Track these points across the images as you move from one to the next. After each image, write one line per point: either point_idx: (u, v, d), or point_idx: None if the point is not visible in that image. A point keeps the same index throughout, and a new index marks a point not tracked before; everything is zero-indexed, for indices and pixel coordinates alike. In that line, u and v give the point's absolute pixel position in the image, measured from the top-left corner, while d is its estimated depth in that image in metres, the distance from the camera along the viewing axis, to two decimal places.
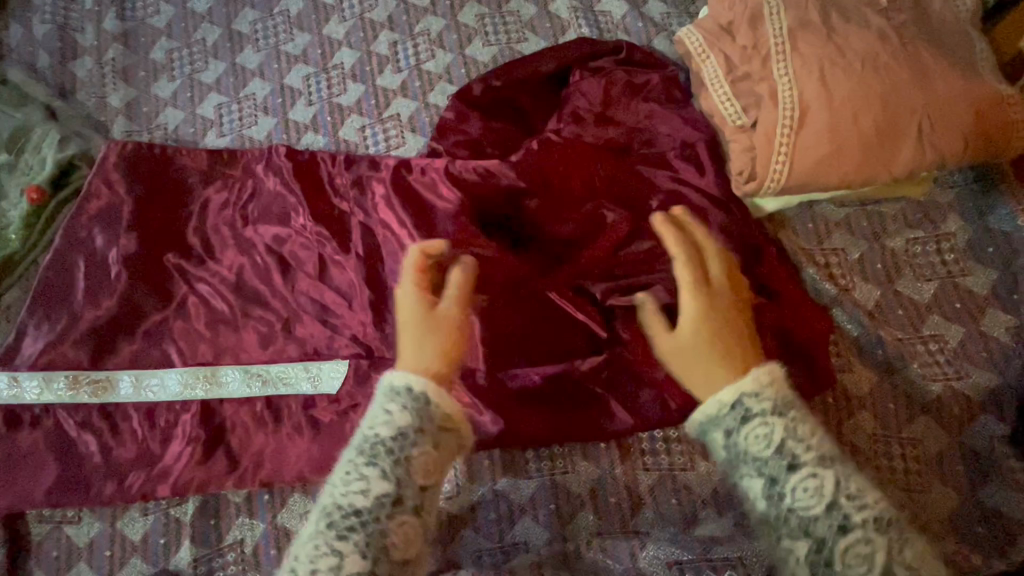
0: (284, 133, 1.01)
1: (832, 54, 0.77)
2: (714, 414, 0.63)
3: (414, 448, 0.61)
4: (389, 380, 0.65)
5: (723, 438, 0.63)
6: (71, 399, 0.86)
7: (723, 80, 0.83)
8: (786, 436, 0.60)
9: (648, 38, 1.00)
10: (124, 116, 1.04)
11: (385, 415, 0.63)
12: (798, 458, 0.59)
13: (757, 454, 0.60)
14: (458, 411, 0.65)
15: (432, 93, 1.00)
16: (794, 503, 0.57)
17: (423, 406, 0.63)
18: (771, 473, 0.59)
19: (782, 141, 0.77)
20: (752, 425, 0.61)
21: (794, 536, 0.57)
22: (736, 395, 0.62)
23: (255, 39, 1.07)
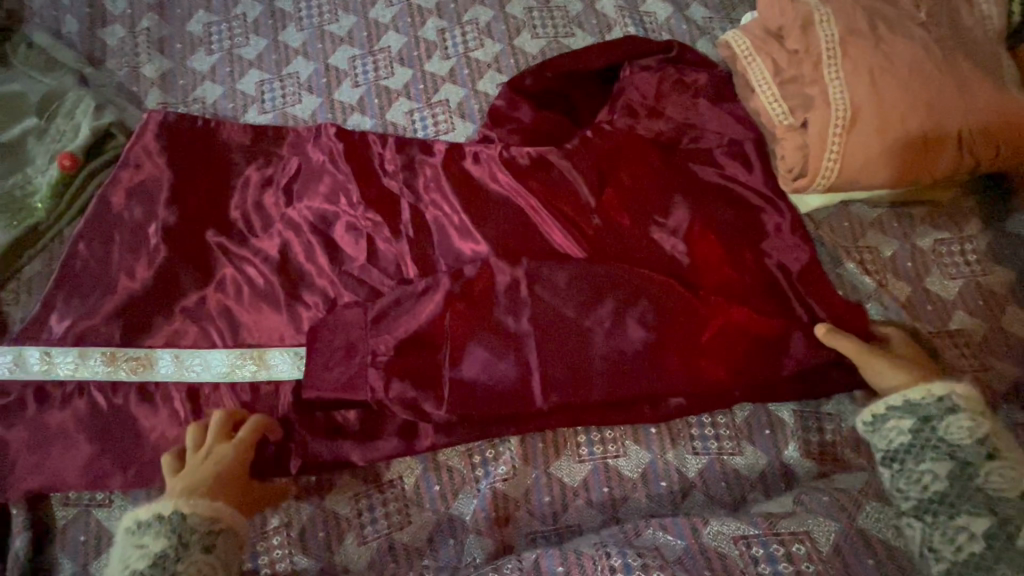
0: (330, 113, 1.00)
1: (880, 62, 0.82)
2: (915, 402, 0.71)
3: (177, 563, 0.64)
4: (135, 520, 0.68)
5: (908, 424, 0.71)
6: (108, 376, 0.82)
7: (771, 82, 0.88)
8: (988, 432, 0.68)
9: (692, 39, 1.03)
10: (159, 87, 1.01)
11: (139, 548, 0.65)
12: (996, 450, 0.67)
13: (955, 440, 0.68)
14: (224, 509, 0.69)
15: (480, 81, 1.01)
16: (985, 483, 0.66)
17: (180, 523, 0.66)
18: (965, 458, 0.68)
19: (834, 140, 0.82)
20: (956, 417, 0.69)
21: (976, 512, 0.65)
22: (948, 390, 0.71)
23: (299, 17, 1.06)
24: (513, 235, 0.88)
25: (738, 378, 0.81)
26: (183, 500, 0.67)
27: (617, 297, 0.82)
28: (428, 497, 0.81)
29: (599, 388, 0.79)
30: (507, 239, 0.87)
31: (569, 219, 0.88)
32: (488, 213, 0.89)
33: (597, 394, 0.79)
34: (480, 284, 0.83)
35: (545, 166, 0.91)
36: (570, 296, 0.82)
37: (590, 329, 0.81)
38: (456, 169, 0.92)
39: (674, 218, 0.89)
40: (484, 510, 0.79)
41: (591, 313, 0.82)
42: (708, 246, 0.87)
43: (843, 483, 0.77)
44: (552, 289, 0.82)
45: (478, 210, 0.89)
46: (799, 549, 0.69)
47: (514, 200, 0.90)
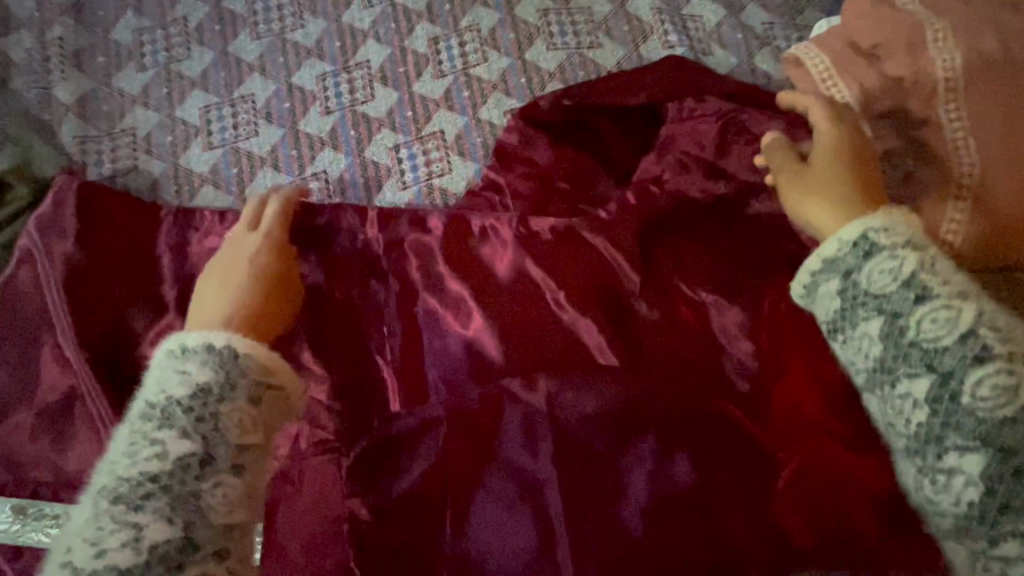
0: (293, 148, 0.79)
1: (1017, 98, 0.62)
2: (831, 258, 0.53)
3: (222, 404, 0.48)
4: (179, 341, 0.51)
5: (834, 286, 0.52)
6: (11, 538, 0.64)
7: (861, 118, 0.68)
8: (919, 268, 0.50)
9: (749, 52, 0.83)
10: (76, 115, 0.79)
11: (178, 376, 0.49)
12: (930, 290, 0.49)
13: (878, 291, 0.50)
14: (283, 364, 0.53)
15: (483, 106, 0.80)
16: (919, 336, 0.49)
17: (230, 361, 0.50)
18: (892, 310, 0.50)
19: (955, 205, 0.65)
20: (877, 261, 0.50)
21: (913, 372, 0.49)
22: (862, 230, 0.52)
23: (253, 22, 0.84)
24: (535, 338, 0.70)
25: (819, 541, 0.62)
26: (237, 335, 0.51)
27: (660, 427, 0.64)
28: None
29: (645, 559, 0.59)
30: (526, 346, 0.69)
31: (608, 317, 0.70)
32: (502, 296, 0.71)
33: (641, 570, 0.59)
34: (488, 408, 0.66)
35: (575, 239, 0.72)
36: (601, 427, 0.64)
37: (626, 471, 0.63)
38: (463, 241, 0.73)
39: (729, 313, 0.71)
40: None
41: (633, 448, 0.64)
42: (780, 358, 0.70)
43: None
44: (582, 416, 0.65)
45: (492, 300, 0.71)
46: None
47: (540, 292, 0.71)
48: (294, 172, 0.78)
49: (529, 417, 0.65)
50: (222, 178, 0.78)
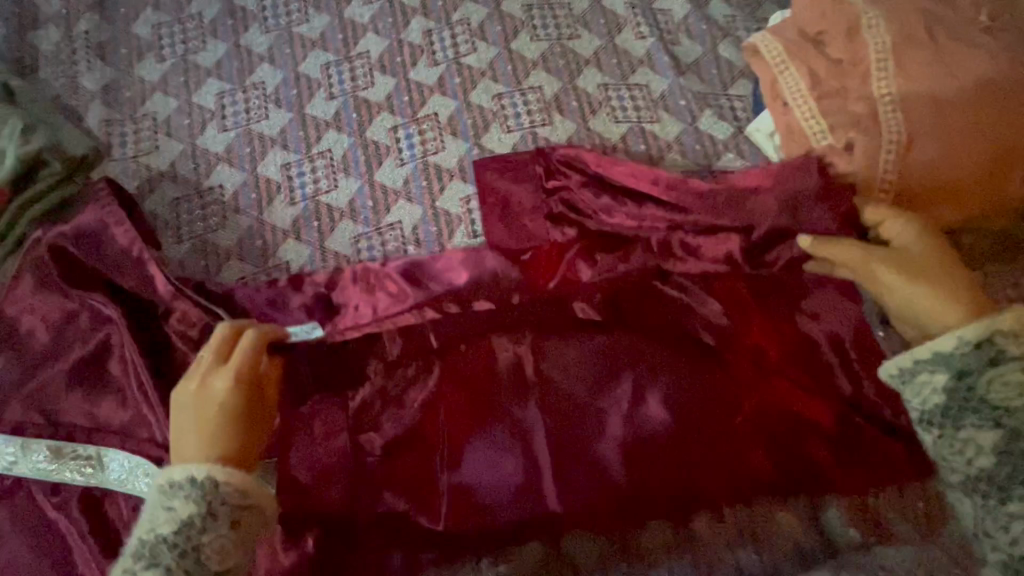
0: (301, 130, 0.87)
1: (940, 74, 0.71)
2: (944, 353, 0.61)
3: (204, 534, 0.55)
4: (167, 476, 0.58)
5: (942, 380, 0.61)
6: (49, 476, 0.72)
7: (806, 95, 0.77)
8: (998, 372, 0.58)
9: (712, 42, 0.92)
10: (101, 102, 0.87)
11: (165, 513, 0.56)
12: (1000, 357, 0.59)
13: (941, 387, 0.61)
14: (258, 483, 0.59)
15: (473, 92, 0.89)
16: (989, 395, 0.59)
17: (212, 492, 0.56)
18: (1013, 424, 0.58)
19: (886, 169, 0.72)
20: (1000, 370, 0.59)
21: (982, 425, 0.59)
22: (982, 332, 0.59)
23: (263, 17, 0.92)
24: (531, 316, 0.79)
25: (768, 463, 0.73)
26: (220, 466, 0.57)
27: (636, 375, 0.75)
28: None
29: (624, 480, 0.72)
30: (524, 319, 0.79)
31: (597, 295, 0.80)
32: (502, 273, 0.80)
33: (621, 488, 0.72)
34: (482, 359, 0.76)
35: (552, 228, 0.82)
36: (580, 375, 0.75)
37: (604, 410, 0.74)
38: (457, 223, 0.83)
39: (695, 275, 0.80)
40: None
41: (608, 393, 0.75)
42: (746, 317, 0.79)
43: None
44: (564, 371, 0.76)
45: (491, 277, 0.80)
46: None
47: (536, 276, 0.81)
48: (302, 151, 0.86)
49: (520, 369, 0.76)
50: (235, 157, 0.85)
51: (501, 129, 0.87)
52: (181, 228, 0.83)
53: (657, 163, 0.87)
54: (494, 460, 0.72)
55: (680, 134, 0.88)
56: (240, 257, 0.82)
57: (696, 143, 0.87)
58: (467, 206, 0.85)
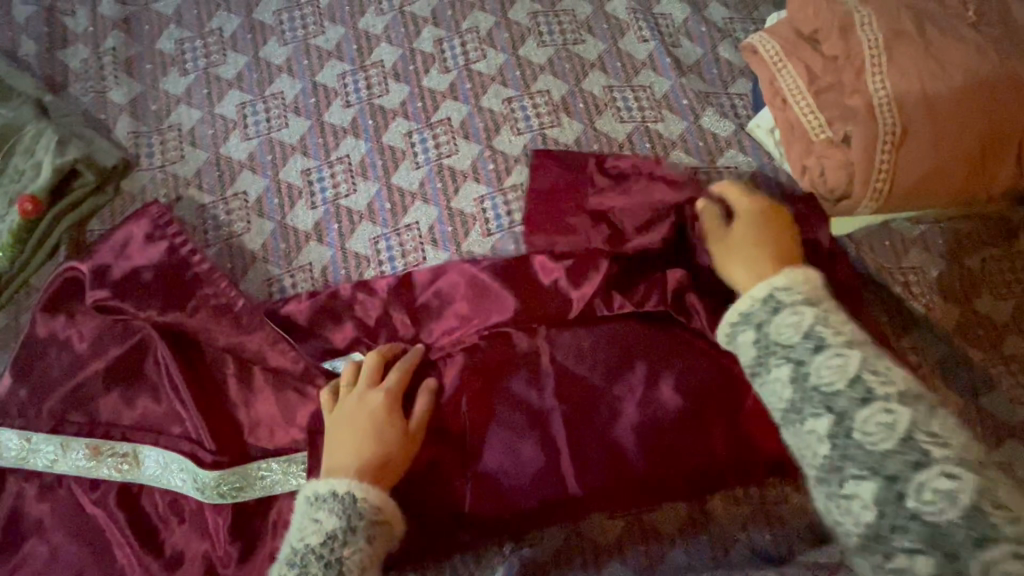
0: (320, 137, 0.91)
1: (930, 68, 0.75)
2: (745, 312, 0.58)
3: (346, 547, 0.59)
4: (313, 490, 0.63)
5: (785, 372, 0.53)
6: (89, 473, 0.75)
7: (806, 91, 0.81)
8: (835, 343, 0.52)
9: (712, 43, 0.96)
10: (128, 115, 0.91)
11: (313, 524, 0.60)
12: (826, 340, 0.52)
13: (784, 378, 0.53)
14: (389, 501, 0.64)
15: (484, 96, 0.92)
16: (819, 380, 0.51)
17: (351, 506, 0.61)
18: (839, 408, 0.49)
19: (882, 158, 0.75)
20: (825, 355, 0.52)
21: (817, 413, 0.50)
22: (767, 288, 0.58)
23: (280, 30, 0.96)
24: (542, 307, 0.80)
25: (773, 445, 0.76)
26: (357, 482, 0.63)
27: (646, 362, 0.77)
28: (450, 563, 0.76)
29: (641, 465, 0.74)
30: (539, 309, 0.80)
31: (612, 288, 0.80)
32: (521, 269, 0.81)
33: (639, 471, 0.74)
34: (500, 353, 0.79)
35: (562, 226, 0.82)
36: (596, 365, 0.78)
37: (620, 399, 0.76)
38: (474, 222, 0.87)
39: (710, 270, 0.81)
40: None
41: (621, 379, 0.77)
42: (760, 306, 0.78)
43: None
44: (580, 361, 0.78)
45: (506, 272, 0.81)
46: None
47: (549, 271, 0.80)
48: (321, 157, 0.90)
49: (535, 362, 0.78)
50: (258, 165, 0.89)
51: (511, 131, 0.90)
52: (208, 233, 0.86)
53: (662, 160, 0.90)
54: (514, 446, 0.75)
55: (684, 132, 0.91)
56: (265, 259, 0.85)
57: (700, 141, 0.91)
58: (481, 205, 0.87)
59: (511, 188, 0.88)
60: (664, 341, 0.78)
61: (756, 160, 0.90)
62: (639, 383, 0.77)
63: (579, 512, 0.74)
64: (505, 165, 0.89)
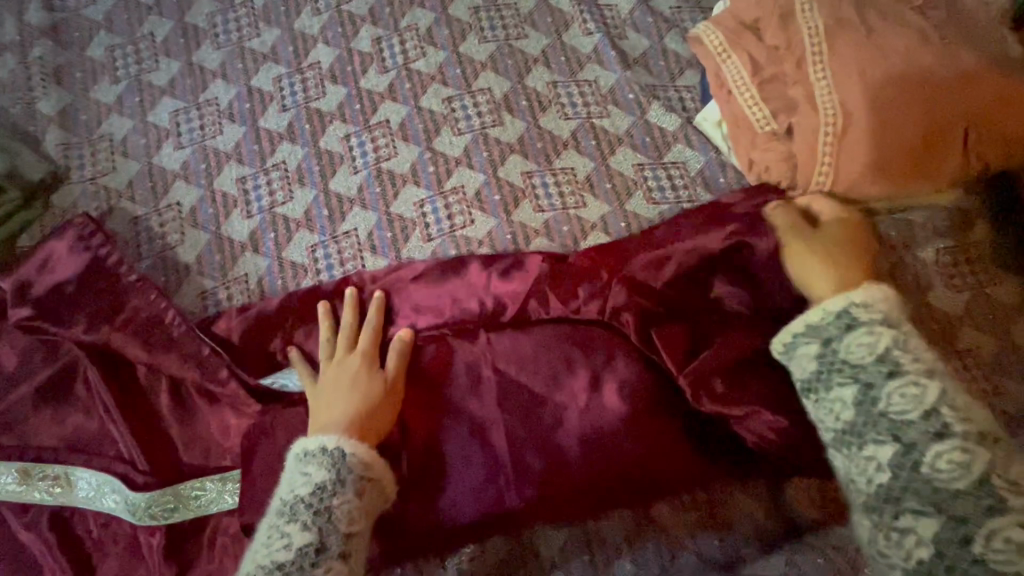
0: (255, 143, 0.88)
1: (874, 56, 0.72)
2: (815, 324, 0.59)
3: (336, 497, 0.57)
4: (303, 445, 0.62)
5: (815, 349, 0.59)
6: (18, 496, 0.73)
7: (750, 83, 0.78)
8: (893, 345, 0.54)
9: (659, 35, 0.93)
10: (58, 126, 0.88)
11: (302, 477, 0.59)
12: (902, 366, 0.53)
13: (857, 362, 0.56)
14: (379, 459, 0.62)
15: (424, 96, 0.90)
16: (889, 407, 0.52)
17: (341, 460, 0.60)
18: (868, 380, 0.54)
19: (825, 151, 0.73)
20: (856, 334, 0.56)
21: (881, 440, 0.52)
22: (845, 303, 0.58)
23: (214, 33, 0.93)
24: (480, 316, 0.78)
25: (717, 449, 0.74)
26: (345, 437, 0.61)
27: (589, 372, 0.74)
28: None
29: (580, 474, 0.71)
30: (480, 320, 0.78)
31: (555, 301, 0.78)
32: (459, 280, 0.80)
33: (578, 480, 0.71)
34: (440, 362, 0.75)
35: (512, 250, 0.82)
36: (535, 371, 0.74)
37: (562, 407, 0.73)
38: (413, 226, 0.84)
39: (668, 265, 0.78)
40: None
41: (563, 387, 0.74)
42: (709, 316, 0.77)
43: (840, 540, 0.68)
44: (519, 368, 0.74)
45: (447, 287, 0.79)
46: None
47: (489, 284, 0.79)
48: (256, 164, 0.87)
49: (477, 374, 0.75)
50: (191, 174, 0.87)
51: (452, 132, 0.88)
52: (140, 247, 0.84)
53: (608, 157, 0.87)
54: (454, 463, 0.72)
55: (630, 127, 0.89)
56: (199, 272, 0.83)
57: (646, 136, 0.88)
58: (421, 209, 0.85)
59: (452, 191, 0.86)
60: (610, 348, 0.75)
61: (704, 154, 0.87)
62: (581, 392, 0.73)
63: (519, 526, 0.72)
64: (445, 167, 0.86)
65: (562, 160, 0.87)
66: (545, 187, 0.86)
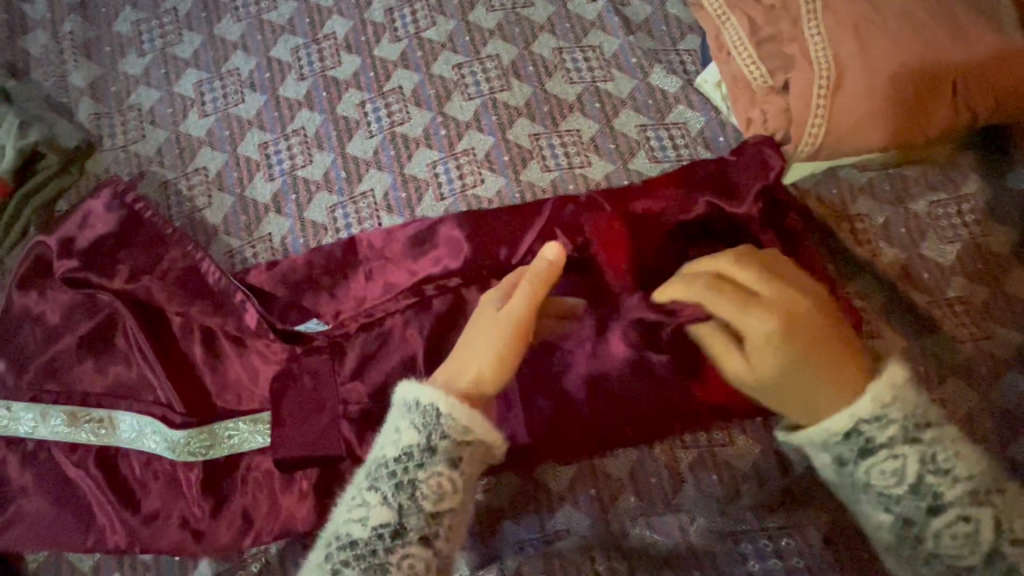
0: (275, 111, 0.92)
1: (866, 12, 0.75)
2: (831, 445, 0.59)
3: (419, 471, 0.56)
4: (404, 394, 0.59)
5: (832, 461, 0.59)
6: (67, 437, 0.79)
7: (747, 42, 0.82)
8: (921, 469, 0.55)
9: (660, 2, 0.97)
10: (90, 97, 0.93)
11: (394, 434, 0.58)
12: (941, 498, 0.55)
13: (886, 489, 0.56)
14: (481, 422, 0.57)
15: (435, 63, 0.94)
16: (940, 547, 0.55)
17: (433, 424, 0.57)
18: (905, 514, 0.56)
19: (819, 103, 0.76)
20: (876, 457, 0.57)
21: (934, 574, 0.55)
22: (852, 421, 0.57)
23: (234, 7, 0.98)
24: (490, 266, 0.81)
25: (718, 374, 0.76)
26: (444, 398, 0.57)
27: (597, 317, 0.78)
28: None
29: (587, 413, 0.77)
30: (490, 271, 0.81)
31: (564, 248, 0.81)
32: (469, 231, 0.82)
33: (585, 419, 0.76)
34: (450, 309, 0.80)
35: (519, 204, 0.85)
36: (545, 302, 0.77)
37: (571, 352, 0.78)
38: (427, 187, 0.89)
39: (667, 211, 0.81)
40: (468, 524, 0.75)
41: (571, 333, 0.78)
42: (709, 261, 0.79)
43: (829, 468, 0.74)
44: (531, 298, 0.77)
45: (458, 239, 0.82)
46: (789, 544, 0.64)
47: (499, 234, 0.82)
48: (278, 131, 0.92)
49: None
50: (216, 140, 0.92)
51: (462, 97, 0.92)
52: (171, 209, 0.89)
53: (612, 120, 0.91)
54: None
55: (633, 90, 0.92)
56: (226, 232, 0.88)
57: (648, 98, 0.92)
58: (434, 170, 0.89)
59: (463, 153, 0.90)
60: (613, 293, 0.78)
61: (704, 114, 0.91)
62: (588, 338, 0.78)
63: (531, 462, 0.77)
64: (457, 131, 0.91)
65: (568, 122, 0.91)
66: (552, 148, 0.90)
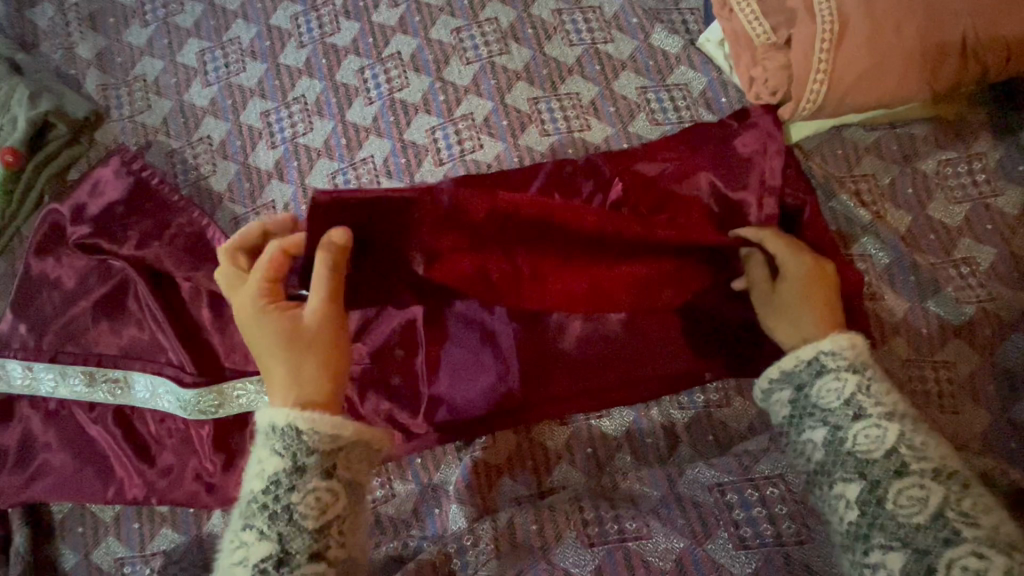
0: (276, 79, 0.93)
1: None
2: (788, 371, 0.66)
3: (293, 493, 0.57)
4: (262, 421, 0.61)
5: (788, 395, 0.66)
6: (86, 396, 0.82)
7: None
8: (858, 390, 0.62)
9: None
10: (97, 69, 0.95)
11: (258, 465, 0.59)
12: (865, 410, 0.61)
13: (825, 406, 0.63)
14: (347, 424, 0.60)
15: (433, 28, 0.93)
16: (855, 447, 0.60)
17: (295, 442, 0.58)
18: (836, 422, 0.61)
19: (822, 56, 0.74)
20: (825, 380, 0.63)
21: (848, 478, 0.59)
22: (815, 352, 0.65)
23: None
24: None
25: (707, 338, 0.78)
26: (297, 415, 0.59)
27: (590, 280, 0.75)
28: (412, 471, 0.80)
29: (580, 374, 0.78)
30: None
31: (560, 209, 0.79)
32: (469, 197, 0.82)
33: (579, 379, 0.78)
34: None
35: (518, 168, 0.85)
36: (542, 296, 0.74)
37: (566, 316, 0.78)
38: (427, 152, 0.89)
39: (667, 176, 0.81)
40: (467, 479, 0.77)
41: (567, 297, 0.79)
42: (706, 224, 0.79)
43: None
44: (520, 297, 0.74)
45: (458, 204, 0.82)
46: (773, 493, 0.69)
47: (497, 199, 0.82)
48: (279, 99, 0.92)
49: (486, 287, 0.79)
50: (219, 109, 0.93)
51: (461, 62, 0.92)
52: (177, 178, 0.91)
53: (612, 82, 0.90)
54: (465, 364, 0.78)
55: (634, 52, 0.91)
56: (231, 200, 0.90)
57: (650, 59, 0.90)
58: (433, 136, 0.89)
59: (462, 118, 0.90)
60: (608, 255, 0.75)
61: (706, 75, 0.89)
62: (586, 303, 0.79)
63: (522, 421, 0.78)
64: (455, 96, 0.90)
65: (567, 86, 0.90)
66: (551, 112, 0.89)
